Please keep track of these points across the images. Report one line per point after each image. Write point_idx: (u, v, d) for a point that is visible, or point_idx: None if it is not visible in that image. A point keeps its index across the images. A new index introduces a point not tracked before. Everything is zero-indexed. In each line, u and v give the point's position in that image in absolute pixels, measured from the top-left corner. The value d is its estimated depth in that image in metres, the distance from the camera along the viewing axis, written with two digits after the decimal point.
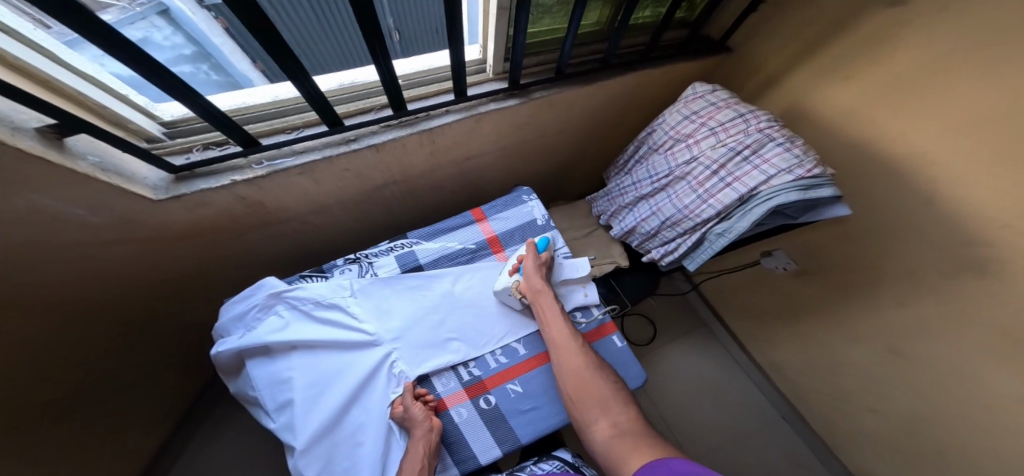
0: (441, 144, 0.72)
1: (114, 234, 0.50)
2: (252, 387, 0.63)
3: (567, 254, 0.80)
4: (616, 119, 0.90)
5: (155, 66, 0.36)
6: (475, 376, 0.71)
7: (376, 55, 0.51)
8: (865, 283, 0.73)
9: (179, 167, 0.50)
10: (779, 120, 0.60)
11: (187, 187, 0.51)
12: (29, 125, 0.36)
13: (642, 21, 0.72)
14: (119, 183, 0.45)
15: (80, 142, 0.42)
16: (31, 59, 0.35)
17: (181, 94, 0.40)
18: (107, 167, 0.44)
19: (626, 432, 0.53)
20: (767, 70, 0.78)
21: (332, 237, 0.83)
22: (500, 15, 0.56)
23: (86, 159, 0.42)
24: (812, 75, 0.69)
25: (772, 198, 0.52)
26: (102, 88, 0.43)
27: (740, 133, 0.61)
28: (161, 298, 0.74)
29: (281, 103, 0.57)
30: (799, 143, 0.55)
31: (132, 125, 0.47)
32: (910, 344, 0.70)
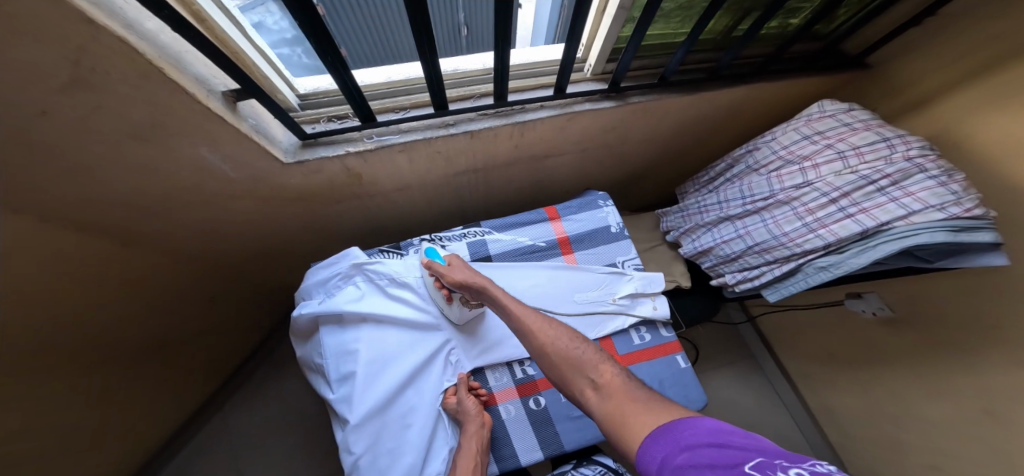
0: (528, 138, 0.71)
1: (240, 189, 0.54)
2: (321, 352, 0.65)
3: (637, 265, 0.77)
4: (707, 132, 0.86)
5: (327, 42, 0.39)
6: (528, 375, 0.70)
7: (498, 44, 0.51)
8: (978, 343, 0.65)
9: (308, 135, 0.52)
10: (932, 149, 0.53)
11: (311, 153, 0.54)
12: (219, 88, 0.39)
13: (766, 32, 0.67)
14: (266, 145, 0.47)
15: (247, 106, 0.45)
16: (230, 31, 0.39)
17: (335, 68, 0.43)
18: (259, 129, 0.47)
19: (613, 386, 0.43)
20: (914, 91, 0.71)
21: (405, 217, 0.85)
22: (618, 15, 0.55)
23: (247, 120, 0.44)
24: (964, 106, 0.62)
25: (908, 237, 0.47)
26: (267, 59, 0.46)
27: (879, 160, 0.55)
28: (251, 253, 0.79)
29: (393, 84, 0.59)
30: (960, 179, 0.49)
31: (280, 95, 0.49)
32: (1006, 407, 0.61)
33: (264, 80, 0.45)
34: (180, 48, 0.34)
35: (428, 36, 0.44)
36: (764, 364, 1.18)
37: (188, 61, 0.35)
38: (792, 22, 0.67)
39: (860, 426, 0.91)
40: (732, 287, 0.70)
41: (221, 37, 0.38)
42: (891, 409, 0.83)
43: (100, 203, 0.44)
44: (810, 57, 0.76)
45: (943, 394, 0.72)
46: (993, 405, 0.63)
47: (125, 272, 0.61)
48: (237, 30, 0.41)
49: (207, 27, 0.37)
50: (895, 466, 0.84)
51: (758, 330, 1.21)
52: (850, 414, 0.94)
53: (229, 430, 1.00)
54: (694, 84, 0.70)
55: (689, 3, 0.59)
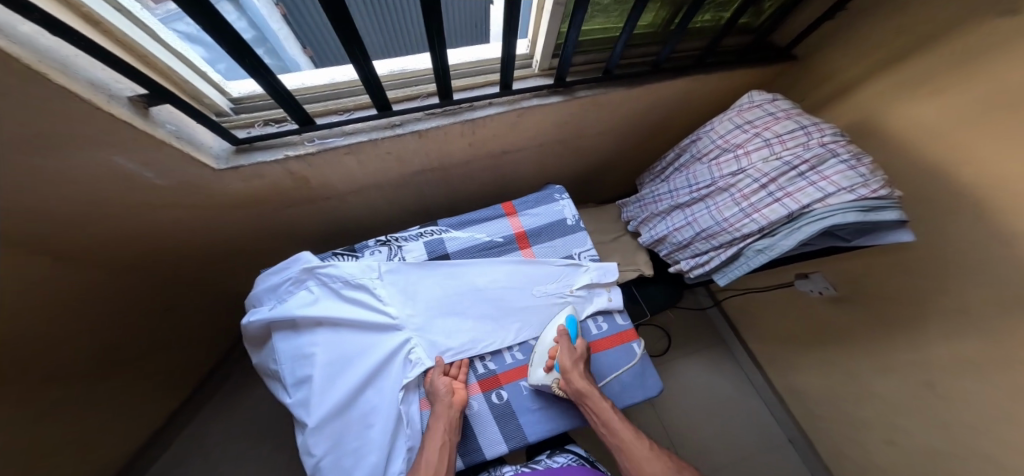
0: (481, 136, 0.72)
1: (174, 196, 0.53)
2: (276, 358, 0.65)
3: (594, 257, 0.79)
4: (658, 124, 0.88)
5: (241, 46, 0.38)
6: (490, 370, 0.70)
7: (433, 44, 0.51)
8: (908, 315, 0.69)
9: (241, 140, 0.52)
10: (845, 135, 0.57)
11: (246, 158, 0.53)
12: (124, 94, 0.39)
13: (700, 26, 0.70)
14: (191, 151, 0.47)
15: (162, 111, 0.44)
16: (135, 35, 0.38)
17: (256, 72, 0.41)
18: (181, 135, 0.46)
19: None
20: (837, 80, 0.75)
21: (366, 218, 0.85)
22: (554, 12, 0.56)
23: (165, 126, 0.44)
24: (883, 92, 0.66)
25: (826, 217, 0.50)
26: (187, 64, 0.45)
27: (799, 146, 0.58)
28: (201, 261, 0.77)
29: (337, 86, 0.58)
30: (867, 161, 0.52)
31: (207, 100, 0.48)
32: (948, 383, 0.65)
33: (185, 86, 0.44)
34: (68, 53, 0.34)
35: (357, 39, 0.44)
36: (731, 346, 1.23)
37: (81, 66, 0.35)
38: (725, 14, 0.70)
39: (819, 400, 0.96)
40: (687, 274, 0.72)
41: (123, 41, 0.37)
42: (844, 383, 0.87)
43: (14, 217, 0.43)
44: (745, 48, 0.79)
45: (886, 365, 0.76)
46: (927, 374, 0.68)
47: (58, 290, 0.58)
48: (147, 35, 0.40)
49: (105, 31, 0.36)
50: (851, 437, 0.88)
51: (725, 314, 1.25)
52: (809, 389, 0.98)
53: (201, 445, 0.98)
54: (639, 77, 0.72)
55: None
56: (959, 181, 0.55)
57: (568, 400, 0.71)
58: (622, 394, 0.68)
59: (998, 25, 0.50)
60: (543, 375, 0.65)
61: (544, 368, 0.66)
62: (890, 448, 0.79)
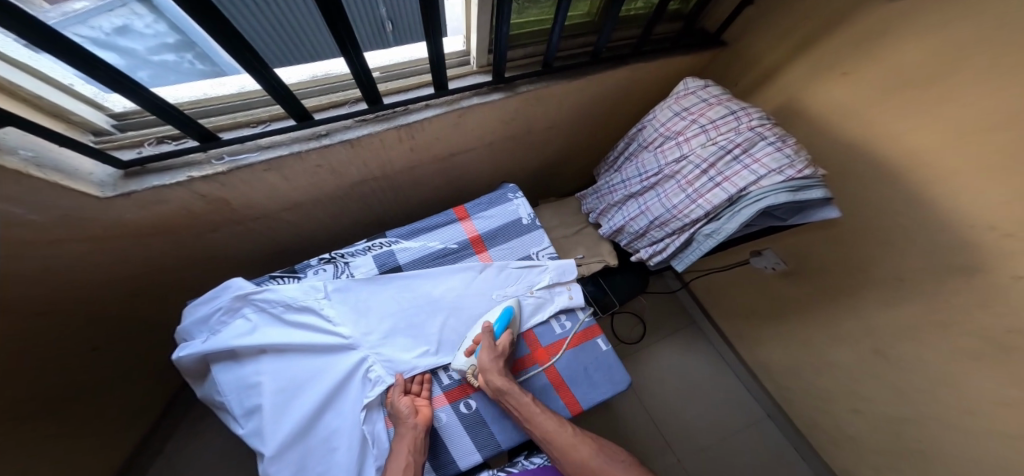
0: (421, 140, 0.68)
1: (58, 230, 0.47)
2: (219, 391, 0.59)
3: (553, 255, 0.78)
4: (606, 115, 0.88)
5: (75, 50, 0.32)
6: (455, 380, 0.68)
7: (347, 50, 0.47)
8: (847, 283, 0.73)
9: (128, 163, 0.47)
10: (771, 118, 0.58)
11: (137, 183, 0.48)
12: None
13: (634, 13, 0.70)
14: (60, 179, 0.42)
15: (8, 135, 0.39)
16: None
17: (115, 85, 0.37)
18: (44, 162, 0.41)
19: None
20: (761, 67, 0.77)
21: (310, 234, 0.80)
22: (483, 7, 0.53)
23: (17, 153, 0.38)
24: (804, 72, 0.69)
25: (761, 199, 0.50)
26: (41, 79, 0.41)
27: (731, 131, 0.59)
28: (120, 299, 0.71)
29: (246, 95, 0.54)
30: (791, 143, 0.53)
31: (74, 117, 0.44)
32: (895, 349, 0.69)
33: (39, 102, 0.40)
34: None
35: (248, 47, 0.39)
36: (702, 326, 1.26)
37: None
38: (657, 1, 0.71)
39: (785, 370, 1.00)
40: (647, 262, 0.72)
41: None
42: (807, 354, 0.91)
43: None
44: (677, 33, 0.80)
45: (837, 334, 0.80)
46: (882, 345, 0.71)
47: None
48: None
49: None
50: (819, 405, 0.93)
51: (692, 294, 1.28)
52: (775, 359, 1.02)
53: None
54: (577, 68, 0.70)
55: None
56: (880, 154, 0.58)
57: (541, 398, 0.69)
58: (589, 394, 0.67)
59: (903, 4, 0.52)
60: (465, 359, 0.64)
61: (465, 353, 0.65)
62: (856, 414, 0.83)
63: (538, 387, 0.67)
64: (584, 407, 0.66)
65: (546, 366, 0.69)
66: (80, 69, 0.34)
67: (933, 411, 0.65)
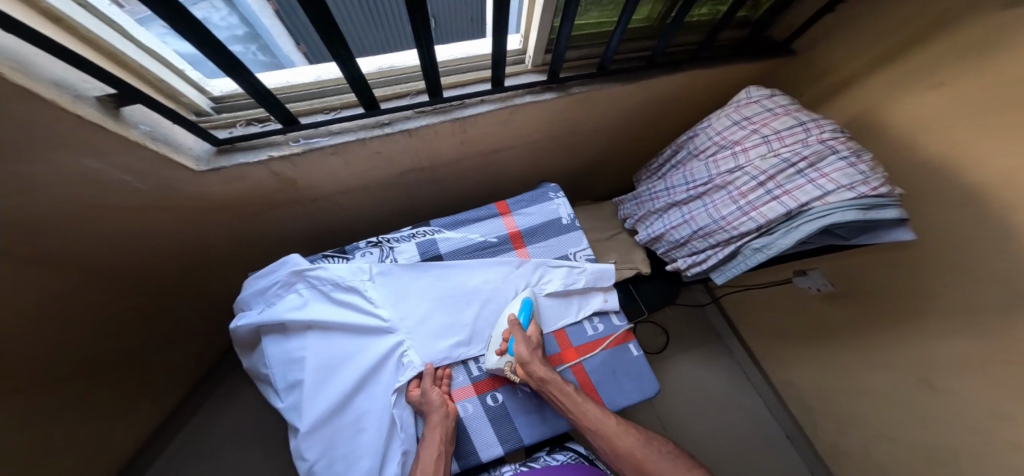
0: (471, 134, 0.70)
1: (153, 199, 0.52)
2: (266, 363, 0.63)
3: (590, 257, 0.77)
4: (651, 121, 0.87)
5: (211, 40, 0.35)
6: (484, 372, 0.69)
7: (420, 42, 0.49)
8: (903, 311, 0.69)
9: (221, 140, 0.51)
10: (844, 132, 0.56)
11: (228, 159, 0.53)
12: (92, 94, 0.38)
13: (697, 19, 0.70)
14: (165, 152, 0.46)
15: (134, 111, 0.43)
16: (102, 33, 0.37)
17: (232, 70, 0.40)
18: (157, 136, 0.46)
19: None
20: (840, 74, 0.75)
21: (356, 219, 0.83)
22: (547, 7, 0.54)
23: (138, 127, 0.43)
24: (890, 82, 0.65)
25: (825, 216, 0.49)
26: (163, 63, 0.45)
27: (797, 143, 0.57)
28: (184, 267, 0.76)
29: (322, 83, 0.57)
30: (866, 159, 0.51)
31: (183, 97, 0.48)
32: (948, 382, 0.64)
33: (159, 84, 0.44)
34: (26, 52, 0.32)
35: (339, 36, 0.42)
36: (729, 344, 1.22)
37: (42, 67, 0.33)
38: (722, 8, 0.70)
39: (817, 395, 0.95)
40: (684, 271, 0.71)
41: (89, 39, 0.37)
42: (841, 379, 0.87)
43: None
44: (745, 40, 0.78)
45: (883, 364, 0.76)
46: (932, 376, 0.67)
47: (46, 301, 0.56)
48: (117, 33, 0.40)
49: (54, 19, 0.34)
50: (849, 434, 0.87)
51: (722, 309, 1.24)
52: (808, 384, 0.97)
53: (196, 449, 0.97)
54: (631, 72, 0.70)
55: None
56: (965, 177, 0.54)
57: None
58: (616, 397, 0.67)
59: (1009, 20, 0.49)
60: (499, 358, 0.63)
61: (498, 353, 0.64)
62: (892, 448, 0.77)
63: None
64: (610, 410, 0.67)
65: (575, 367, 0.69)
66: (210, 55, 0.37)
67: (977, 450, 0.61)
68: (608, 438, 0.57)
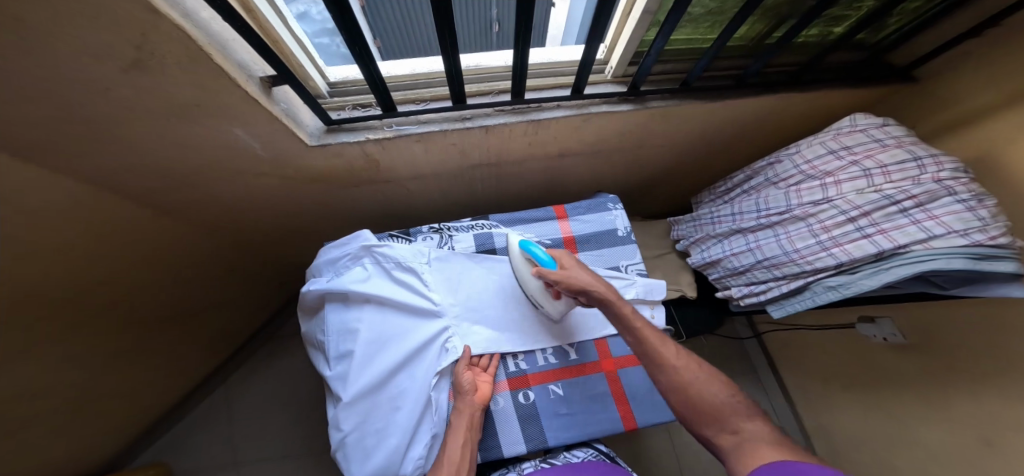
0: (542, 136, 0.74)
1: (270, 164, 0.62)
2: (324, 329, 0.65)
3: (642, 271, 0.77)
4: (716, 143, 0.87)
5: (351, 24, 0.42)
6: (520, 369, 0.67)
7: (518, 44, 0.52)
8: (980, 371, 0.63)
9: (333, 120, 0.61)
10: (968, 172, 0.51)
11: (334, 138, 0.62)
12: (259, 74, 0.48)
13: (805, 40, 0.70)
14: (293, 127, 0.55)
15: (281, 91, 0.54)
16: (271, 21, 0.47)
17: (361, 58, 0.48)
18: (289, 113, 0.55)
19: (760, 444, 0.40)
20: (957, 108, 0.70)
21: (421, 203, 0.90)
22: (643, 19, 0.55)
23: (279, 104, 0.53)
24: (1012, 126, 0.59)
25: (924, 261, 0.47)
26: (303, 50, 0.56)
27: (906, 180, 0.54)
28: (272, 226, 0.88)
29: (416, 76, 0.64)
30: (991, 204, 0.48)
31: (312, 82, 0.60)
32: (1005, 454, 0.59)
33: (298, 67, 0.55)
34: (229, 37, 0.43)
35: (450, 34, 0.47)
36: (765, 381, 1.17)
37: (233, 49, 0.43)
38: (835, 29, 0.69)
39: (854, 448, 0.90)
40: (737, 301, 0.70)
41: (264, 26, 0.47)
42: (887, 436, 0.81)
43: (152, 164, 0.55)
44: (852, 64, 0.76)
45: (936, 426, 0.71)
46: (993, 449, 0.61)
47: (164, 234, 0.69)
48: (280, 20, 0.50)
49: (254, 17, 0.45)
50: None
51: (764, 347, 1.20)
52: (850, 437, 0.91)
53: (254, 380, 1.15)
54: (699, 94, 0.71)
55: (718, 12, 0.60)
56: None
57: (600, 407, 0.66)
58: (642, 412, 0.65)
59: None
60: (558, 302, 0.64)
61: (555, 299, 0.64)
62: None
63: (598, 394, 0.66)
64: (638, 425, 0.64)
65: (611, 377, 0.68)
66: (349, 46, 0.46)
67: None
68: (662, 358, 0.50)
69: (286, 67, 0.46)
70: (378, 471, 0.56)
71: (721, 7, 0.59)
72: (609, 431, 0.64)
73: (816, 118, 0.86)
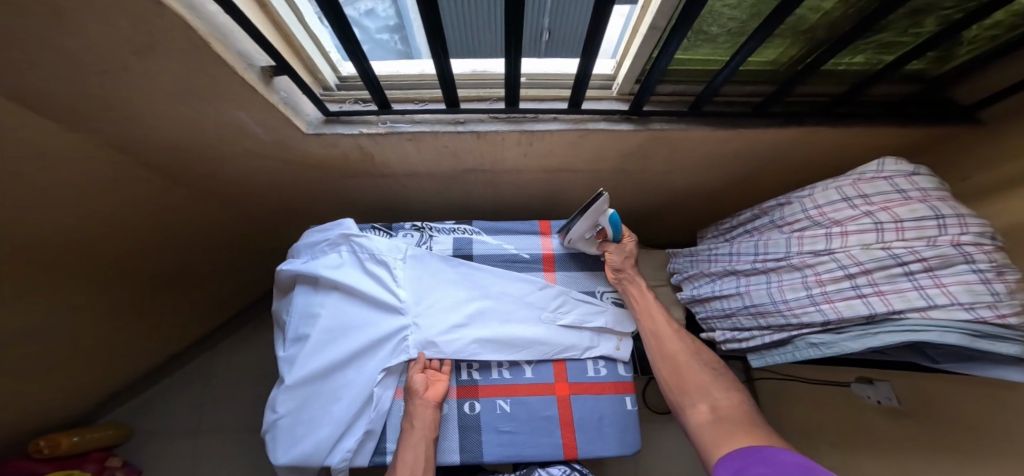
0: (537, 148, 0.73)
1: (269, 148, 0.66)
2: (290, 310, 0.67)
3: (618, 299, 0.73)
4: (724, 176, 0.83)
5: (345, 25, 0.43)
6: (472, 378, 0.65)
7: (510, 53, 0.52)
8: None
9: (331, 112, 0.63)
10: (996, 239, 0.42)
11: (329, 128, 0.64)
12: (259, 64, 0.50)
13: (847, 67, 0.63)
14: (291, 116, 0.58)
15: (280, 81, 0.56)
16: (286, 18, 0.50)
17: (354, 56, 0.49)
18: (289, 101, 0.58)
19: (726, 415, 0.51)
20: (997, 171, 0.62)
21: (417, 199, 0.92)
22: (649, 35, 0.53)
23: (279, 94, 0.56)
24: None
25: (915, 331, 0.41)
26: (315, 43, 0.59)
27: (920, 239, 0.45)
28: (274, 205, 0.92)
29: (423, 77, 0.66)
30: (1011, 278, 0.39)
31: (319, 73, 0.63)
32: None
33: (307, 58, 0.58)
34: (232, 28, 0.45)
35: (441, 41, 0.48)
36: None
37: (238, 42, 0.46)
38: (884, 59, 0.62)
39: None
40: (720, 344, 0.68)
41: (276, 20, 0.49)
42: None
43: (160, 136, 0.59)
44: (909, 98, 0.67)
45: None
46: None
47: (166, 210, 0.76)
48: (295, 16, 0.53)
49: (267, 12, 0.48)
50: None
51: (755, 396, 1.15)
52: None
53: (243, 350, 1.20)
54: (704, 118, 0.67)
55: (737, 32, 0.57)
56: None
57: (546, 433, 0.62)
58: (589, 445, 0.62)
59: None
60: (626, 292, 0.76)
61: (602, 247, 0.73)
62: None
63: (545, 417, 0.62)
64: (580, 456, 0.61)
65: (563, 402, 0.63)
66: (342, 43, 0.46)
67: None
68: (665, 338, 0.64)
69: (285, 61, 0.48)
70: (303, 457, 0.56)
71: (741, 27, 0.56)
72: (548, 457, 0.61)
73: (839, 164, 0.79)
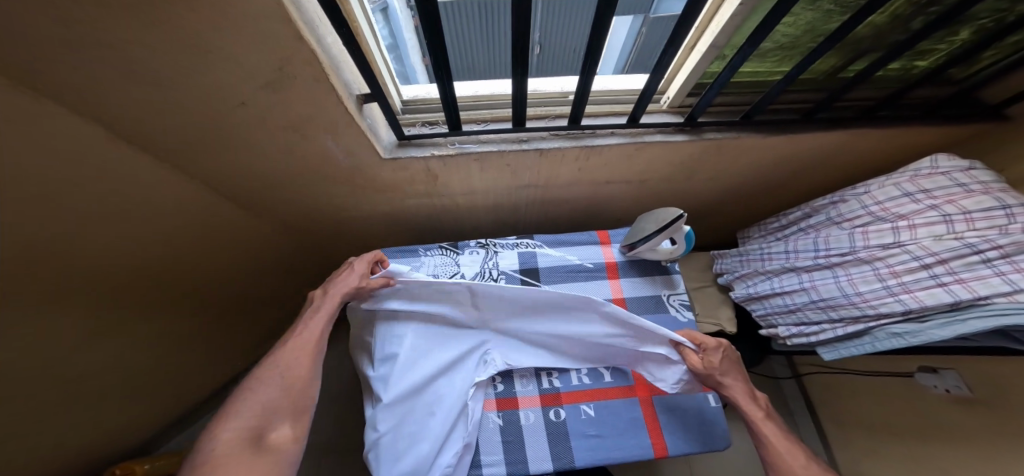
0: (593, 162, 0.76)
1: (340, 174, 0.68)
2: (371, 332, 0.66)
3: (685, 302, 0.75)
4: (766, 179, 0.87)
5: (439, 48, 0.46)
6: (554, 386, 0.66)
7: (585, 67, 0.53)
8: None
9: (405, 135, 0.66)
10: None
11: (404, 152, 0.67)
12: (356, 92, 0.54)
13: (886, 74, 0.68)
14: (373, 141, 0.61)
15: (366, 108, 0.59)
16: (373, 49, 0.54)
17: (441, 80, 0.53)
18: (371, 127, 0.61)
19: None
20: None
21: (468, 217, 0.95)
22: (709, 52, 0.56)
23: (365, 120, 0.59)
24: None
25: (1008, 314, 0.44)
26: (389, 72, 0.62)
27: (993, 229, 0.50)
28: (330, 230, 0.94)
29: (478, 97, 0.68)
30: None
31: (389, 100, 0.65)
32: None
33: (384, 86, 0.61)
34: (341, 58, 0.49)
35: (524, 64, 0.51)
36: (800, 422, 1.15)
37: (343, 72, 0.50)
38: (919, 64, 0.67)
39: None
40: (782, 339, 0.70)
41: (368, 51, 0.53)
42: None
43: (240, 167, 0.61)
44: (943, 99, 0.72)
45: None
46: None
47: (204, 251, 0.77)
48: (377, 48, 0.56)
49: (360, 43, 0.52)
50: None
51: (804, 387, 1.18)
52: None
53: None
54: (754, 126, 0.72)
55: (788, 45, 0.62)
56: None
57: (635, 437, 0.62)
58: (677, 443, 0.63)
59: None
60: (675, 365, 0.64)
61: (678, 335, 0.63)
62: None
63: (630, 419, 0.64)
64: (669, 453, 0.62)
65: (644, 402, 0.65)
66: (434, 68, 0.50)
67: None
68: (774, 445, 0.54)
69: (378, 83, 0.51)
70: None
71: (793, 41, 0.61)
72: (638, 458, 0.61)
73: (877, 162, 0.83)
